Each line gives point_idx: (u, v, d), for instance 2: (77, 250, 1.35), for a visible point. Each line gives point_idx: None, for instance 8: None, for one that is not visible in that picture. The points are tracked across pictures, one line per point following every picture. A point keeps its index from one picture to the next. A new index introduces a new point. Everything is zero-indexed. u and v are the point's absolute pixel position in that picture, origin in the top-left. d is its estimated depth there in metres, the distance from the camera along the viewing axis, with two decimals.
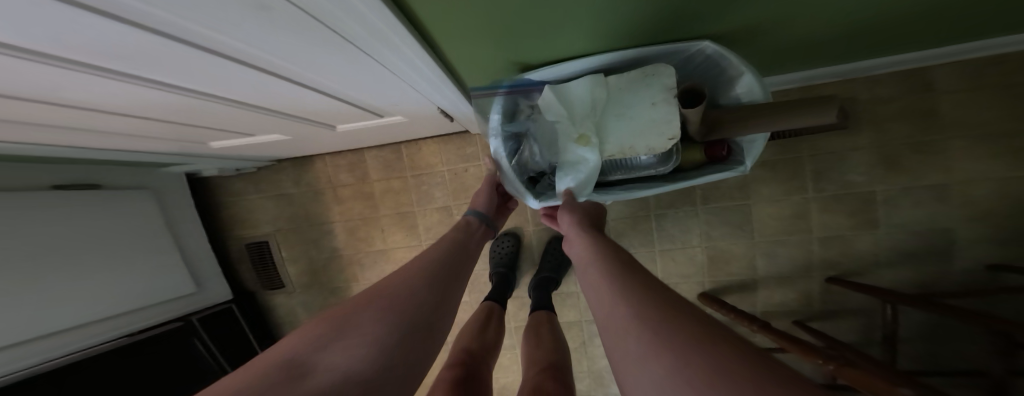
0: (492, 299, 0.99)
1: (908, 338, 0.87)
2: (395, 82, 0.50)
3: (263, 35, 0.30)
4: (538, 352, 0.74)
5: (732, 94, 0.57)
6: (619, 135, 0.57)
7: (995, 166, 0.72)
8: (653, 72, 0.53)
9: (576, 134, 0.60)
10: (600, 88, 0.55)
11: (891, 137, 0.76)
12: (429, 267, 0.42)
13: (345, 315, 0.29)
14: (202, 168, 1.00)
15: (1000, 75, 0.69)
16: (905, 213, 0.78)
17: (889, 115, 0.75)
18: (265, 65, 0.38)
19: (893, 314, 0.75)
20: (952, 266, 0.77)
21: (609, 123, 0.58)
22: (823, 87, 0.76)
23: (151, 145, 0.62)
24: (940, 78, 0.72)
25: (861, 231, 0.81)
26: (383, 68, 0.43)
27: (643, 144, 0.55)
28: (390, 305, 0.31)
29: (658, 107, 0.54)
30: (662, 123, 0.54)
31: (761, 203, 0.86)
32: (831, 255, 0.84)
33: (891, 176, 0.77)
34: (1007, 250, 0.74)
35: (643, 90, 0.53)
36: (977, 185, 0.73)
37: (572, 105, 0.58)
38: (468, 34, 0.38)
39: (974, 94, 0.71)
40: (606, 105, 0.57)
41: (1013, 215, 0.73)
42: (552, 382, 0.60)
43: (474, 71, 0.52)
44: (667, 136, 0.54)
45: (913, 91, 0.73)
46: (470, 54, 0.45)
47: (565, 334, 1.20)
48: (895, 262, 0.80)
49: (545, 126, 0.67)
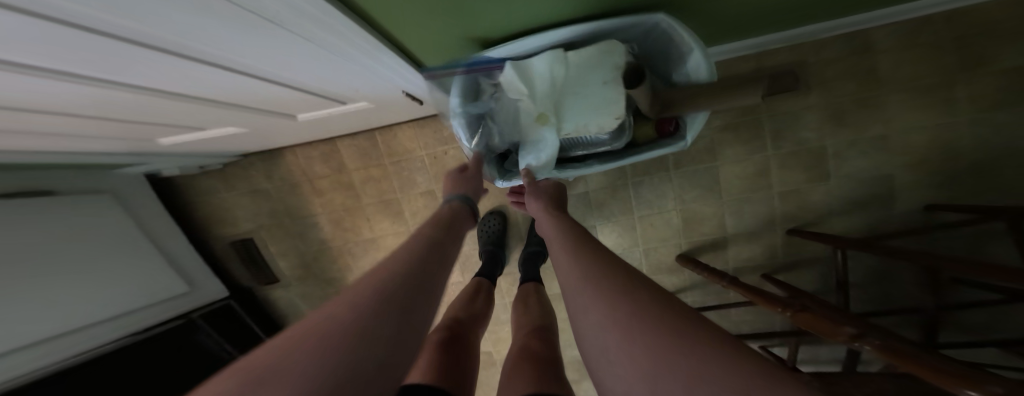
0: (483, 274, 1.02)
1: (863, 281, 0.95)
2: (348, 68, 0.49)
3: (195, 25, 0.30)
4: (526, 316, 0.79)
5: (683, 70, 0.58)
6: (575, 116, 0.59)
7: (926, 116, 0.76)
8: (609, 48, 0.52)
9: (536, 112, 0.61)
10: (558, 65, 0.54)
11: (840, 94, 0.78)
12: (412, 257, 0.34)
13: (324, 317, 0.21)
14: (165, 168, 0.98)
15: (931, 31, 0.71)
16: (851, 165, 0.82)
17: (835, 77, 0.77)
18: (204, 57, 0.38)
19: (841, 260, 0.82)
20: (896, 211, 0.83)
21: (566, 103, 0.59)
22: (777, 53, 0.77)
23: (101, 145, 0.61)
24: (876, 38, 0.73)
25: (815, 184, 0.85)
26: (335, 54, 0.43)
27: (595, 124, 0.58)
28: (376, 303, 0.23)
29: (609, 86, 0.55)
30: (612, 103, 0.56)
31: (726, 164, 0.89)
32: (790, 209, 0.89)
33: (840, 131, 0.80)
34: (942, 192, 0.79)
35: (597, 69, 0.54)
36: (912, 135, 0.77)
37: (532, 83, 0.57)
38: (411, 17, 0.39)
39: (909, 51, 0.73)
40: (566, 83, 0.57)
41: (947, 159, 0.77)
42: (539, 339, 0.65)
43: (429, 49, 0.51)
44: (615, 116, 0.57)
45: (854, 55, 0.75)
46: (419, 32, 0.44)
47: (557, 304, 1.27)
48: (848, 211, 0.85)
49: (507, 105, 0.66)
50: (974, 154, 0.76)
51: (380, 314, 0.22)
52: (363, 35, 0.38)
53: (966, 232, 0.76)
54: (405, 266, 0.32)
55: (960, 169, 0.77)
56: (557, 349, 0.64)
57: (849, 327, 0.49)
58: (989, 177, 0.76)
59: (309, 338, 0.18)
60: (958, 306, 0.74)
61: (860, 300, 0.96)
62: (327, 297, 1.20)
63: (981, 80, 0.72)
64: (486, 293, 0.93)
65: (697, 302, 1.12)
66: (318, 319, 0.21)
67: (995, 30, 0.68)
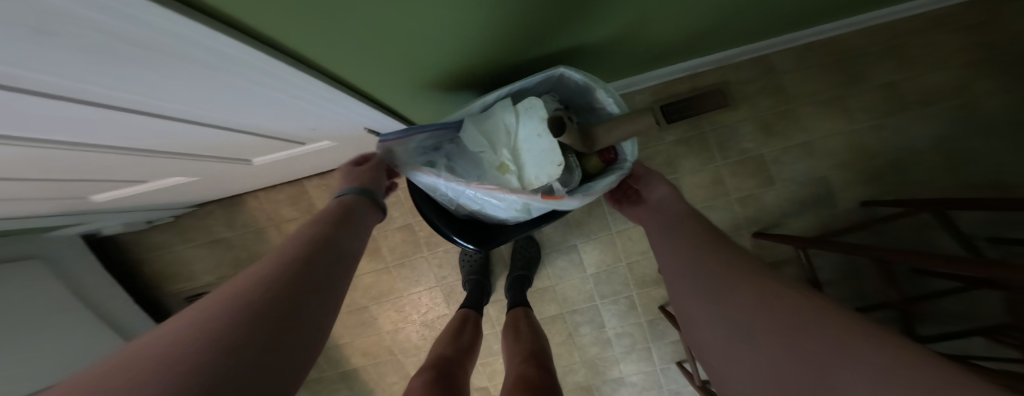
0: (467, 306, 0.98)
1: (837, 278, 0.98)
2: (306, 110, 0.52)
3: (145, 81, 0.33)
4: (518, 344, 0.75)
5: (601, 108, 0.64)
6: (527, 170, 0.57)
7: (837, 123, 0.87)
8: (531, 102, 0.57)
9: (496, 163, 0.59)
10: (509, 114, 0.58)
11: (761, 109, 0.88)
12: (291, 257, 0.30)
13: (151, 348, 0.17)
14: (107, 226, 0.92)
15: (817, 55, 0.86)
16: (791, 169, 0.89)
17: (754, 93, 0.88)
18: (161, 112, 0.40)
19: (807, 259, 0.86)
20: (840, 209, 0.88)
21: (518, 153, 0.58)
22: (704, 75, 0.89)
23: (24, 209, 0.57)
24: (779, 62, 0.87)
25: (765, 188, 0.91)
26: (288, 99, 0.46)
27: (542, 175, 0.56)
28: (236, 323, 0.20)
29: (542, 137, 0.56)
30: (549, 152, 0.56)
31: (685, 176, 0.94)
32: (751, 213, 0.93)
33: (772, 140, 0.89)
34: (874, 188, 0.86)
35: (527, 123, 0.57)
36: (832, 141, 0.87)
37: (489, 134, 0.60)
38: (361, 69, 0.45)
39: (804, 72, 0.86)
40: (513, 134, 0.58)
41: (866, 158, 0.86)
42: (534, 366, 0.62)
43: (389, 90, 0.55)
44: (556, 163, 0.55)
45: (763, 74, 0.88)
46: (374, 76, 0.48)
47: (549, 329, 1.18)
48: (801, 211, 0.90)
49: (468, 160, 0.63)
50: (884, 155, 0.86)
51: (237, 333, 0.19)
52: (307, 80, 0.41)
53: (907, 224, 0.82)
54: (279, 270, 0.27)
55: (881, 165, 0.86)
56: (557, 374, 0.61)
57: None
58: (904, 175, 0.85)
59: (124, 371, 0.15)
60: (924, 297, 0.77)
61: (837, 297, 0.98)
62: None
63: (866, 93, 0.86)
64: (474, 325, 0.89)
65: None
66: (140, 352, 0.17)
67: (858, 57, 0.85)
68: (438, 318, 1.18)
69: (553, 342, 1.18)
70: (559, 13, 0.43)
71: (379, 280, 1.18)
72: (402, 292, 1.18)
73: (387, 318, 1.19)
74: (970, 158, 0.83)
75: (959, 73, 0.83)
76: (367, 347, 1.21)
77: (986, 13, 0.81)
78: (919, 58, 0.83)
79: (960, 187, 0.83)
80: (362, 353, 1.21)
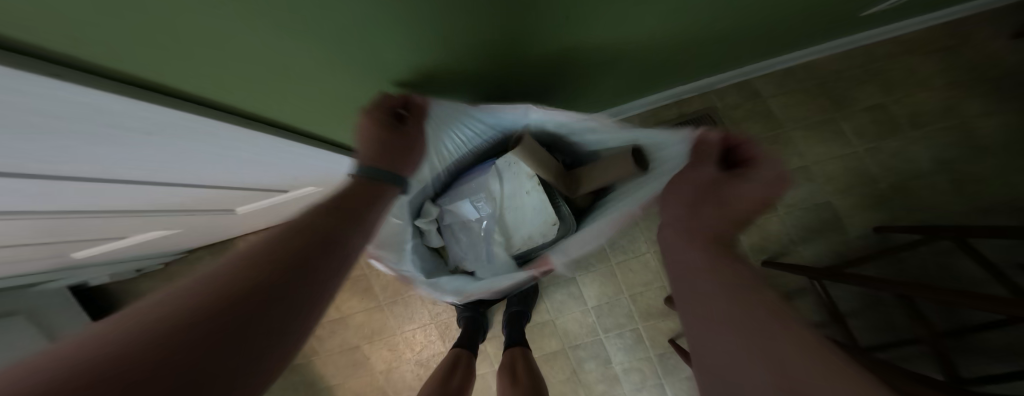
0: (460, 344, 0.94)
1: (856, 310, 0.87)
2: (271, 162, 0.55)
3: (117, 156, 0.37)
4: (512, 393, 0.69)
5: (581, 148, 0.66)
6: (519, 228, 0.71)
7: (831, 146, 0.83)
8: (514, 161, 0.66)
9: (484, 232, 0.72)
10: (495, 182, 0.69)
11: (750, 133, 0.86)
12: (281, 246, 0.25)
13: (75, 357, 0.12)
14: (95, 277, 0.93)
15: (802, 79, 0.85)
16: (792, 193, 0.85)
17: (741, 119, 0.87)
18: (126, 177, 0.42)
19: (823, 290, 0.77)
20: (849, 234, 0.82)
21: (507, 219, 0.72)
22: (689, 102, 0.88)
23: (9, 268, 0.59)
24: (762, 87, 0.86)
25: (766, 215, 0.86)
26: (251, 154, 0.49)
27: (537, 233, 0.70)
28: (182, 344, 0.14)
29: (535, 195, 0.69)
30: (542, 211, 0.69)
31: None
32: (755, 241, 0.87)
33: (765, 166, 0.86)
34: (883, 213, 0.81)
35: (520, 183, 0.68)
36: (830, 164, 0.83)
37: (480, 203, 0.71)
38: (312, 115, 0.49)
39: (790, 96, 0.85)
40: (502, 201, 0.71)
41: (868, 182, 0.82)
42: None
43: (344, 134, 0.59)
44: (549, 221, 0.69)
45: (748, 99, 0.86)
46: (322, 123, 0.53)
47: (549, 368, 1.10)
48: (810, 238, 0.84)
49: (458, 228, 0.73)
50: (886, 178, 0.81)
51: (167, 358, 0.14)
52: (254, 135, 0.44)
53: (924, 250, 0.75)
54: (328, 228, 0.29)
55: (885, 189, 0.81)
56: None
57: None
58: (913, 198, 0.80)
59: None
60: (958, 332, 0.68)
61: (864, 330, 0.86)
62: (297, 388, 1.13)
63: (857, 115, 0.83)
64: (465, 366, 0.84)
65: None
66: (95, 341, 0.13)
67: (844, 79, 0.83)
68: (432, 357, 1.13)
69: (556, 381, 1.10)
70: (484, 64, 0.48)
71: (371, 318, 1.15)
72: (396, 330, 1.14)
73: (380, 358, 1.15)
74: (980, 178, 0.78)
75: (952, 93, 0.80)
76: (360, 390, 1.15)
77: (969, 33, 0.80)
78: (906, 78, 0.81)
79: (980, 209, 0.77)
80: None
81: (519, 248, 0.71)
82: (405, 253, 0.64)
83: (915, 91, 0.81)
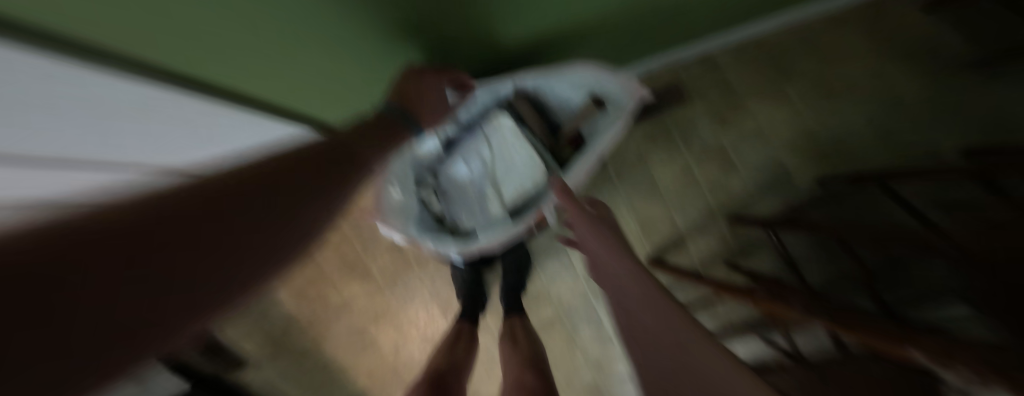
0: (461, 318, 1.00)
1: (804, 254, 0.99)
2: (196, 118, 0.56)
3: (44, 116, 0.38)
4: (517, 351, 0.79)
5: (560, 109, 0.77)
6: (511, 182, 0.79)
7: (778, 113, 0.96)
8: (499, 124, 0.77)
9: (483, 192, 0.80)
10: (485, 145, 0.79)
11: (712, 102, 1.00)
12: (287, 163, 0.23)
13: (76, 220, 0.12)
14: None
15: (752, 54, 0.98)
16: (749, 154, 0.96)
17: (701, 90, 1.00)
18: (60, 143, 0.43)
19: (778, 241, 0.85)
20: (796, 187, 0.92)
21: (500, 176, 0.80)
22: (659, 77, 1.01)
23: None
24: (719, 61, 0.99)
25: (728, 174, 0.98)
26: (176, 107, 0.51)
27: (528, 181, 0.77)
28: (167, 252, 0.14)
29: (521, 150, 0.78)
30: (529, 161, 0.78)
31: (658, 168, 1.03)
32: (719, 199, 0.98)
33: (725, 130, 0.99)
34: (826, 165, 0.91)
35: (505, 140, 0.78)
36: (778, 127, 0.96)
37: (473, 166, 0.81)
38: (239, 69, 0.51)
39: (744, 69, 0.98)
40: (492, 161, 0.80)
41: (813, 141, 0.93)
42: (529, 373, 0.67)
43: (306, 103, 0.66)
44: (537, 168, 0.77)
45: (709, 72, 0.99)
46: (282, 88, 0.60)
47: (547, 333, 1.20)
48: (767, 191, 0.94)
49: (457, 191, 0.81)
50: (831, 135, 0.91)
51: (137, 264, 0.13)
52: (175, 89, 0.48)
53: (858, 194, 0.87)
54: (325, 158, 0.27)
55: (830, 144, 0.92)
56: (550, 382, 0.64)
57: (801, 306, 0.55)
58: (851, 154, 0.90)
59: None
60: None
61: (812, 274, 0.98)
62: (308, 373, 1.19)
63: (800, 82, 0.96)
64: (467, 336, 0.91)
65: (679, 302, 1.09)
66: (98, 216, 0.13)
67: (784, 51, 0.97)
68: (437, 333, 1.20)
69: (554, 346, 1.20)
70: (437, 26, 0.54)
71: (373, 301, 1.20)
72: (399, 311, 1.21)
73: (387, 338, 1.22)
74: (910, 130, 0.87)
75: (876, 60, 0.92)
76: (373, 370, 1.22)
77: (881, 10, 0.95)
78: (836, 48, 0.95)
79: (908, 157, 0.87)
80: (368, 375, 1.22)
81: (514, 201, 0.77)
82: (411, 216, 0.72)
83: (846, 60, 0.94)
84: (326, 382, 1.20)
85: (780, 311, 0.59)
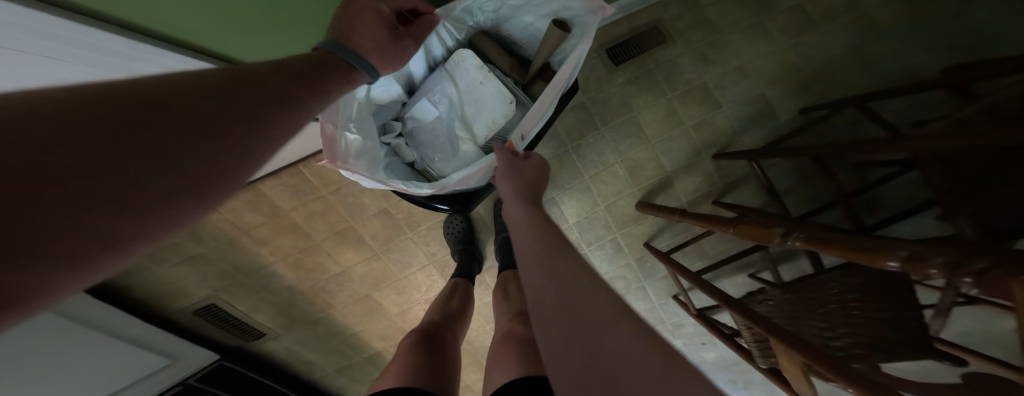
0: (457, 276, 1.02)
1: (789, 186, 0.99)
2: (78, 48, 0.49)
3: None
4: (509, 302, 0.82)
5: (525, 42, 0.77)
6: (480, 120, 0.76)
7: (759, 46, 0.91)
8: (461, 59, 0.74)
9: (453, 135, 0.77)
10: (449, 83, 0.75)
11: (692, 39, 0.93)
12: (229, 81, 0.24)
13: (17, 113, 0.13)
14: None
15: None
16: (731, 90, 0.93)
17: (682, 29, 0.94)
18: None
19: (762, 171, 0.85)
20: (780, 120, 0.92)
21: (469, 115, 0.76)
22: (638, 16, 0.94)
23: None
24: None
25: (713, 112, 0.94)
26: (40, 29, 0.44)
27: (499, 116, 0.74)
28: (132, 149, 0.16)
29: (487, 83, 0.73)
30: (496, 95, 0.73)
31: (642, 111, 0.97)
32: (704, 138, 0.96)
33: (709, 68, 0.93)
34: (805, 95, 0.90)
35: (469, 76, 0.74)
36: (761, 61, 0.91)
37: (438, 107, 0.76)
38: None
39: (725, 3, 0.92)
40: (459, 100, 0.76)
41: (796, 72, 0.90)
42: (523, 323, 0.71)
43: (225, 43, 0.61)
44: (506, 101, 0.73)
45: (690, 8, 0.93)
46: (196, 30, 0.56)
47: None
48: (748, 126, 0.93)
49: (423, 135, 0.77)
50: (806, 67, 0.90)
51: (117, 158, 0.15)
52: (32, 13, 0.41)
53: (839, 121, 0.85)
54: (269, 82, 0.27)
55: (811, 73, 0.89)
56: None
57: (778, 227, 0.55)
58: (830, 85, 0.89)
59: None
60: (868, 186, 0.79)
61: (796, 203, 0.99)
62: (323, 338, 1.28)
63: (784, 11, 0.90)
64: (463, 292, 0.94)
65: (670, 244, 1.10)
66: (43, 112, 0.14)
67: None
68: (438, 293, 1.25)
69: None
70: None
71: (371, 267, 1.23)
72: (398, 275, 1.24)
73: (392, 302, 1.27)
74: (881, 57, 0.87)
75: None
76: (383, 331, 1.30)
77: None
78: None
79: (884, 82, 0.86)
80: (380, 336, 1.30)
81: (486, 138, 0.76)
82: (376, 162, 0.68)
83: None
84: (342, 344, 1.30)
85: (758, 235, 0.59)
